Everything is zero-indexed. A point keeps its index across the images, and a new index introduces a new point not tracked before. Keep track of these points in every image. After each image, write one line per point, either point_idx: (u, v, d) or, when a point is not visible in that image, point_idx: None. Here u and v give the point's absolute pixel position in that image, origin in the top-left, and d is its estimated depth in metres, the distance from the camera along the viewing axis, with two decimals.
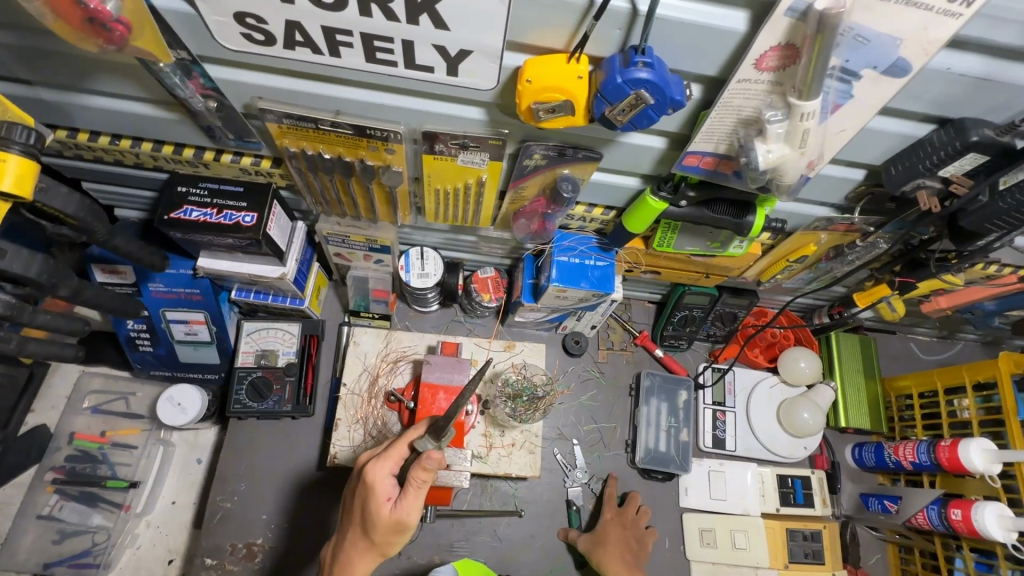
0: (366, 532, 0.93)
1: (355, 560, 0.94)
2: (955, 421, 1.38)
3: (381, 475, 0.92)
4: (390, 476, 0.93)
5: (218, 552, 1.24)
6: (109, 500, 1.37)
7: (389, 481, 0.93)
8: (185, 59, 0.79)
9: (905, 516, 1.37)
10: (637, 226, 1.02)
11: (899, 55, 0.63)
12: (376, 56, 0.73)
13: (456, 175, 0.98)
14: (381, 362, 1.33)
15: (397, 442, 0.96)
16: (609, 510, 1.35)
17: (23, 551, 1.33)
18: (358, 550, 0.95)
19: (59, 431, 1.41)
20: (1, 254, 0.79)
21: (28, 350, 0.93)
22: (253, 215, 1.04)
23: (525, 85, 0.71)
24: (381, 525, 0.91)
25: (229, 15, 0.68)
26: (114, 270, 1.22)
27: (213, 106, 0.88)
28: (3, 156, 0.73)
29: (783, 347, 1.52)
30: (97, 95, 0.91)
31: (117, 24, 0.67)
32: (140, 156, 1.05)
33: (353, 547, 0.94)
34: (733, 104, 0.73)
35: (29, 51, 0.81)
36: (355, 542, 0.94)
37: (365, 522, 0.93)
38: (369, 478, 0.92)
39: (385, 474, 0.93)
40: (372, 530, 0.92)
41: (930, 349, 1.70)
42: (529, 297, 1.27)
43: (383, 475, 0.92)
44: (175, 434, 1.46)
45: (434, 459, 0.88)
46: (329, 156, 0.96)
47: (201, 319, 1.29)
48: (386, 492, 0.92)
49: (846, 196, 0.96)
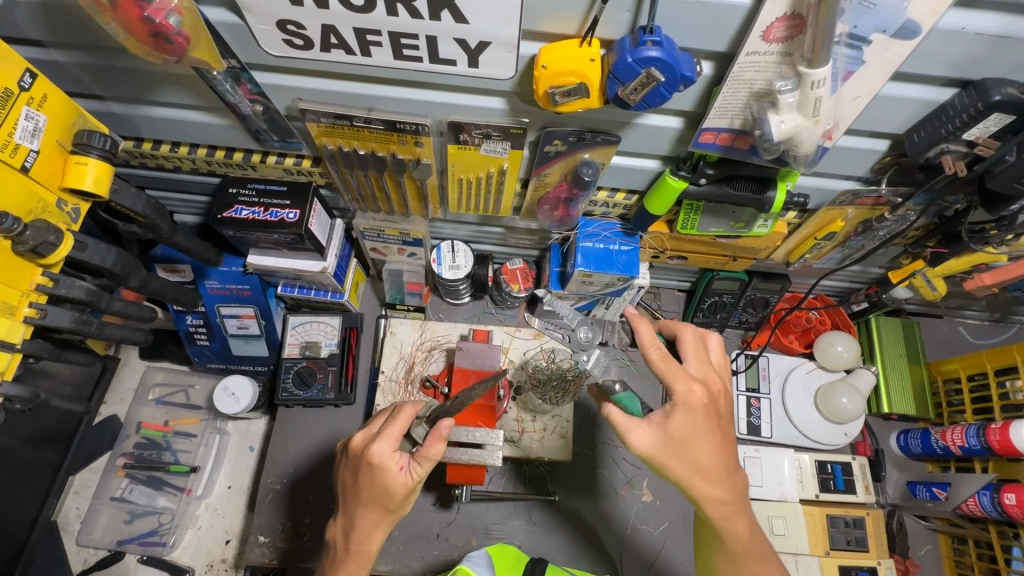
0: (383, 504, 0.91)
1: (373, 531, 0.93)
2: (1008, 403, 1.32)
3: (388, 455, 0.89)
4: (396, 451, 0.90)
5: (270, 530, 1.29)
6: (173, 484, 1.47)
7: (399, 454, 0.90)
8: (235, 67, 0.87)
9: (956, 503, 1.32)
10: (659, 208, 1.05)
11: (908, 16, 0.64)
12: (403, 53, 0.80)
13: (481, 164, 1.03)
14: (416, 351, 1.37)
15: (398, 421, 0.92)
16: (694, 404, 0.84)
17: (99, 530, 1.45)
18: (374, 520, 0.93)
19: (128, 420, 1.54)
20: (82, 247, 0.89)
21: (105, 334, 1.04)
22: (297, 212, 1.12)
23: (541, 70, 0.76)
24: (401, 495, 0.90)
25: (273, 23, 0.76)
26: (174, 269, 1.33)
27: (259, 110, 0.96)
28: (85, 160, 0.85)
29: (819, 332, 1.49)
30: (160, 107, 1.02)
31: (178, 37, 0.76)
32: (196, 162, 1.16)
33: (368, 518, 0.92)
34: (745, 77, 0.75)
35: (103, 69, 0.92)
36: (371, 517, 0.92)
37: (380, 495, 0.90)
38: (377, 460, 0.88)
39: (391, 453, 0.89)
40: (391, 501, 0.90)
41: (981, 333, 1.63)
42: (557, 284, 1.31)
43: (390, 454, 0.89)
44: (230, 423, 1.56)
45: (444, 430, 0.88)
46: (363, 152, 1.03)
47: (251, 314, 1.39)
48: (397, 466, 0.89)
49: (871, 167, 0.95)
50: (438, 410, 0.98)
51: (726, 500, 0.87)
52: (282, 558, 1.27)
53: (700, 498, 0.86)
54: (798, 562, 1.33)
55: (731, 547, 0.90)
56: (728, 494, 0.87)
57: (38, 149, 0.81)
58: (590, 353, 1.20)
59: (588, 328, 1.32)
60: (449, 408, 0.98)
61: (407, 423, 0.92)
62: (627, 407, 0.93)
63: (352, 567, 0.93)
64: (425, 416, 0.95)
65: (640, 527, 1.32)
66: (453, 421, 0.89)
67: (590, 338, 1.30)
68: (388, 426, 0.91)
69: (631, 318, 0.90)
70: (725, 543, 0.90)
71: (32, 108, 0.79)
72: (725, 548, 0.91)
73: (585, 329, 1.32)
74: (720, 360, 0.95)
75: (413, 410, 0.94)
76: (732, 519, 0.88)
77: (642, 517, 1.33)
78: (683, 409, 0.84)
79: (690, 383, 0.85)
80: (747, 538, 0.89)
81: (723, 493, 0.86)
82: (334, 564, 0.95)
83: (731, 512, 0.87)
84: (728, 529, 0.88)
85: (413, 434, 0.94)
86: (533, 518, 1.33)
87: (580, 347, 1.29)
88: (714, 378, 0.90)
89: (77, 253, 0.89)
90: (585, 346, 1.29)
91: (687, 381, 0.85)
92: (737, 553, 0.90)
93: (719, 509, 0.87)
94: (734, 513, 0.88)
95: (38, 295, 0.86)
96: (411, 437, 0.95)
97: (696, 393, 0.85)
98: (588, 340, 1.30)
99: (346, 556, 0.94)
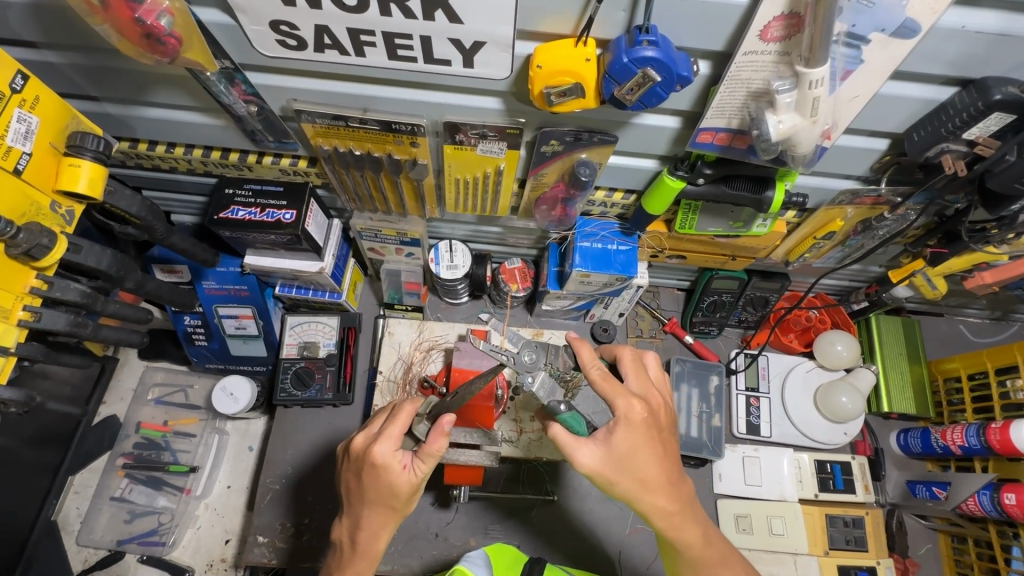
0: (389, 504, 0.91)
1: (379, 531, 0.93)
2: (1009, 403, 1.31)
3: (390, 454, 0.88)
4: (399, 450, 0.89)
5: (269, 530, 1.30)
6: (172, 484, 1.48)
7: (402, 452, 0.90)
8: (228, 68, 0.87)
9: (956, 502, 1.32)
10: (657, 208, 1.04)
11: (907, 15, 0.63)
12: (398, 53, 0.79)
13: (478, 164, 1.03)
14: (414, 351, 1.36)
15: (398, 420, 0.91)
16: (635, 421, 0.84)
17: (100, 529, 1.45)
18: (380, 520, 0.92)
19: (128, 420, 1.54)
20: (77, 250, 0.89)
21: (102, 336, 1.04)
22: (293, 212, 1.12)
23: (536, 70, 0.75)
24: (406, 493, 0.90)
25: (266, 23, 0.75)
26: (172, 269, 1.33)
27: (254, 110, 0.96)
28: (78, 162, 0.85)
29: (819, 331, 1.48)
30: (154, 107, 1.01)
31: (170, 38, 0.75)
32: (192, 162, 1.15)
33: (375, 519, 0.92)
34: (742, 77, 0.75)
35: (97, 70, 0.91)
36: (377, 517, 0.92)
37: (385, 496, 0.90)
38: (380, 461, 0.88)
39: (393, 452, 0.89)
40: (397, 499, 0.90)
41: (981, 331, 1.62)
42: (555, 284, 1.30)
43: (393, 453, 0.88)
44: (229, 423, 1.56)
45: (447, 425, 0.87)
46: (359, 152, 1.03)
47: (249, 314, 1.39)
48: (400, 464, 0.88)
49: (870, 167, 0.95)
50: (438, 406, 1.00)
51: (672, 510, 0.88)
52: (280, 558, 1.27)
53: (647, 509, 0.88)
54: (797, 562, 1.33)
55: (685, 554, 0.91)
56: (673, 505, 0.88)
57: (31, 151, 0.81)
58: (535, 372, 0.93)
59: (532, 350, 0.95)
60: (449, 403, 0.99)
61: (408, 421, 0.91)
62: (573, 427, 0.92)
63: (360, 566, 0.94)
64: (426, 413, 0.98)
65: (638, 527, 1.33)
66: (456, 416, 0.88)
67: (536, 361, 0.93)
68: (389, 425, 0.91)
69: (572, 342, 0.91)
70: (681, 552, 0.91)
71: (24, 111, 0.79)
72: (682, 557, 0.92)
73: (530, 350, 0.94)
74: (660, 375, 0.98)
75: (412, 408, 0.93)
76: (681, 527, 0.89)
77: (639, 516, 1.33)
78: (625, 426, 0.84)
79: (630, 399, 0.85)
80: (699, 544, 0.91)
81: (667, 503, 0.88)
82: (341, 565, 0.96)
83: (679, 521, 0.89)
84: (679, 538, 0.90)
85: (414, 432, 0.95)
86: (530, 518, 1.33)
87: (524, 371, 0.92)
88: (655, 392, 0.92)
89: (72, 256, 0.89)
90: (531, 369, 0.93)
91: (627, 397, 0.85)
92: (693, 560, 0.91)
93: (665, 520, 0.89)
94: (682, 521, 0.89)
95: (33, 298, 0.86)
96: (413, 435, 0.96)
97: (636, 409, 0.85)
98: (535, 363, 0.93)
99: (354, 557, 0.94)
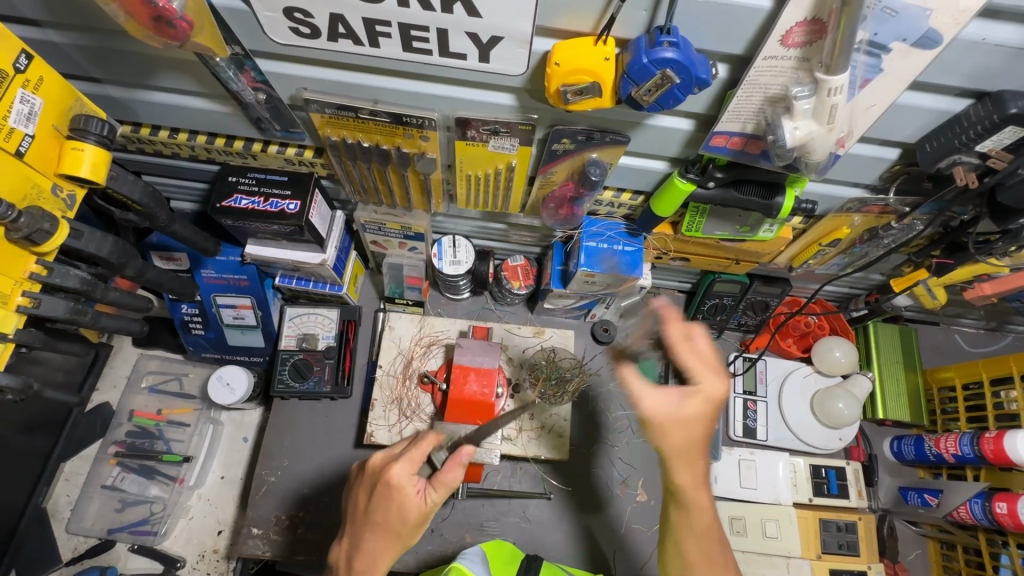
0: (394, 531, 0.89)
1: (379, 558, 0.90)
2: (1002, 413, 1.32)
3: (406, 478, 0.88)
4: (416, 474, 0.89)
5: (263, 522, 1.28)
6: (164, 473, 1.45)
7: (417, 477, 0.89)
8: (238, 54, 0.86)
9: (947, 509, 1.33)
10: (665, 210, 1.03)
11: (929, 25, 0.64)
12: (413, 44, 0.78)
13: (488, 160, 1.02)
14: (414, 345, 1.34)
15: (420, 444, 0.90)
16: (718, 397, 0.87)
17: (90, 517, 1.43)
18: (381, 546, 0.90)
19: (121, 408, 1.52)
20: (78, 235, 0.88)
21: (100, 324, 1.02)
22: (297, 203, 1.10)
23: (555, 67, 0.74)
24: (414, 522, 0.89)
25: (279, 10, 0.73)
26: (170, 257, 1.32)
27: (262, 98, 0.95)
28: (82, 146, 0.83)
29: (818, 337, 1.49)
30: (159, 91, 0.99)
31: (181, 22, 0.75)
32: (196, 149, 1.13)
33: (377, 543, 0.90)
34: (760, 82, 0.74)
35: (102, 51, 0.89)
36: (380, 542, 0.90)
37: (393, 522, 0.89)
38: (395, 482, 0.87)
39: (410, 475, 0.88)
40: (404, 527, 0.89)
41: (976, 341, 1.64)
42: (558, 283, 1.29)
43: (409, 477, 0.88)
44: (224, 414, 1.53)
45: (466, 456, 0.87)
46: (366, 144, 1.01)
47: (248, 304, 1.37)
48: (414, 489, 0.88)
49: (880, 176, 0.95)
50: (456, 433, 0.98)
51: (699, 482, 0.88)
52: (275, 550, 1.26)
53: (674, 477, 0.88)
54: (789, 565, 1.34)
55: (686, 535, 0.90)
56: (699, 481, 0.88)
57: (34, 133, 0.79)
58: None
59: None
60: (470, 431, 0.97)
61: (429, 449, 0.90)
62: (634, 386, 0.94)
63: None
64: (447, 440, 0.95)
65: (634, 527, 1.32)
66: (475, 447, 0.89)
67: None
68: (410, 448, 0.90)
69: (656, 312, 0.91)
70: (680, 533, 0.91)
71: (28, 91, 0.77)
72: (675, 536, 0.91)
73: None
74: None
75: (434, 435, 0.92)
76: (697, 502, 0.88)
77: (635, 515, 1.33)
78: (703, 397, 0.87)
79: (719, 379, 0.88)
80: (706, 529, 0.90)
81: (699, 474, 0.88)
82: None
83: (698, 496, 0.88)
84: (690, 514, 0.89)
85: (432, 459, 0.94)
86: (527, 514, 1.33)
87: None
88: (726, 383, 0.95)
89: (73, 242, 0.87)
90: None
91: (716, 376, 0.88)
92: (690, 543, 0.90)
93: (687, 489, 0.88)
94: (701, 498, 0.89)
95: (31, 283, 0.84)
96: (432, 463, 0.94)
97: (721, 389, 0.87)
98: None
99: None
